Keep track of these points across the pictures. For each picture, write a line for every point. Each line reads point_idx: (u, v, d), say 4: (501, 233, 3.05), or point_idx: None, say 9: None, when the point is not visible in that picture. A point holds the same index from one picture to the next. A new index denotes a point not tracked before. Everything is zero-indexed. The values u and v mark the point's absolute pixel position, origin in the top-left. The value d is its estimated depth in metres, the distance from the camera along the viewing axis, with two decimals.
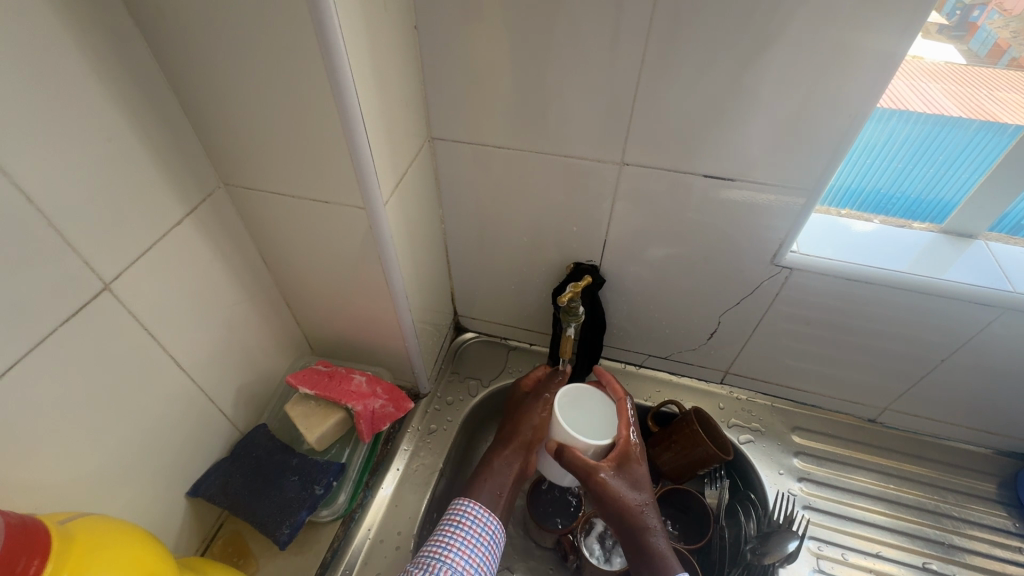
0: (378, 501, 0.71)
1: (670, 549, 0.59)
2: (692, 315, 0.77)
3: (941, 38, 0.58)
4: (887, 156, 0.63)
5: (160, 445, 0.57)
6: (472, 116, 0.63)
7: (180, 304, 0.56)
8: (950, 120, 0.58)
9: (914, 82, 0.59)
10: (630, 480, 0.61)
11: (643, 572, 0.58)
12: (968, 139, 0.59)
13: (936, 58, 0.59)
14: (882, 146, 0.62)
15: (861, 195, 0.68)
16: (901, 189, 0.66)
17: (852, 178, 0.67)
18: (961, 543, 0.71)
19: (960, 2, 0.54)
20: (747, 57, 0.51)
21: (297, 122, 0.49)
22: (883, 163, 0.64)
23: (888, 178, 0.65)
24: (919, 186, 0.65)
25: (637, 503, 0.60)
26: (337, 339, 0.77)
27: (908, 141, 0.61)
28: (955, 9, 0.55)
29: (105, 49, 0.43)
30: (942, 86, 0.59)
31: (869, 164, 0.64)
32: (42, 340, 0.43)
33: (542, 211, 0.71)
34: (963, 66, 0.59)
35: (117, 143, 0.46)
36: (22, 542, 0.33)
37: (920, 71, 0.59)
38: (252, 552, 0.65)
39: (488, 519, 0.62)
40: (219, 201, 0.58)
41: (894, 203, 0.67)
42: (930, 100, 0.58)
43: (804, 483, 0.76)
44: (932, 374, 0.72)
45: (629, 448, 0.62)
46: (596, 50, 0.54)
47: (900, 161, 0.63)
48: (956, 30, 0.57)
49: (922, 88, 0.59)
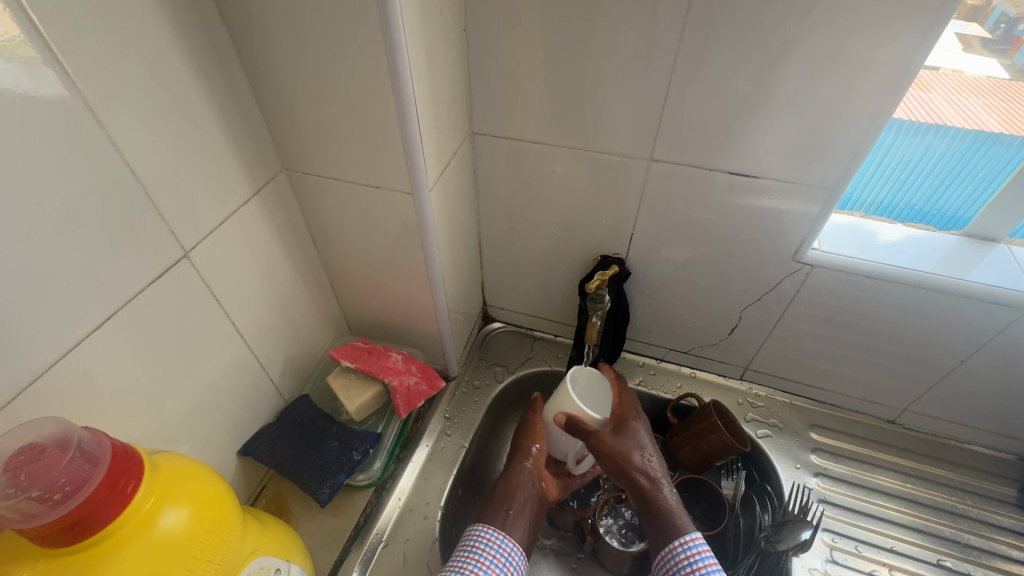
0: (398, 492, 0.74)
1: (680, 507, 0.64)
2: (715, 310, 0.79)
3: (985, 52, 0.59)
4: (923, 172, 0.65)
5: (219, 405, 0.63)
6: (511, 113, 0.67)
7: (241, 275, 0.61)
8: (991, 136, 0.59)
9: (953, 98, 0.61)
10: (632, 439, 0.66)
11: (656, 531, 0.63)
12: (1010, 156, 0.60)
13: (978, 73, 0.60)
14: (919, 162, 0.64)
15: (895, 210, 0.70)
16: (937, 206, 0.68)
17: (885, 194, 0.69)
18: (978, 543, 0.72)
19: (1005, 14, 0.55)
20: (779, 62, 0.53)
21: (354, 111, 0.54)
22: (918, 179, 0.66)
23: (923, 193, 0.68)
24: (956, 203, 0.67)
25: (643, 459, 0.65)
26: (375, 320, 0.82)
27: (946, 155, 0.62)
28: (1000, 22, 0.56)
29: (196, 42, 0.49)
30: (983, 101, 0.61)
31: (904, 179, 0.67)
32: (131, 299, 0.49)
33: (572, 206, 0.74)
34: (1006, 81, 0.60)
35: (201, 127, 0.52)
36: (121, 465, 0.39)
37: (961, 86, 0.61)
38: (292, 512, 0.70)
39: (501, 540, 0.64)
40: (280, 184, 0.64)
41: (928, 218, 0.70)
42: (969, 114, 0.60)
43: (820, 478, 0.78)
44: (951, 376, 0.73)
45: (625, 412, 0.70)
46: (631, 55, 0.58)
47: (936, 177, 0.65)
48: (1000, 44, 0.59)
49: (962, 102, 0.61)
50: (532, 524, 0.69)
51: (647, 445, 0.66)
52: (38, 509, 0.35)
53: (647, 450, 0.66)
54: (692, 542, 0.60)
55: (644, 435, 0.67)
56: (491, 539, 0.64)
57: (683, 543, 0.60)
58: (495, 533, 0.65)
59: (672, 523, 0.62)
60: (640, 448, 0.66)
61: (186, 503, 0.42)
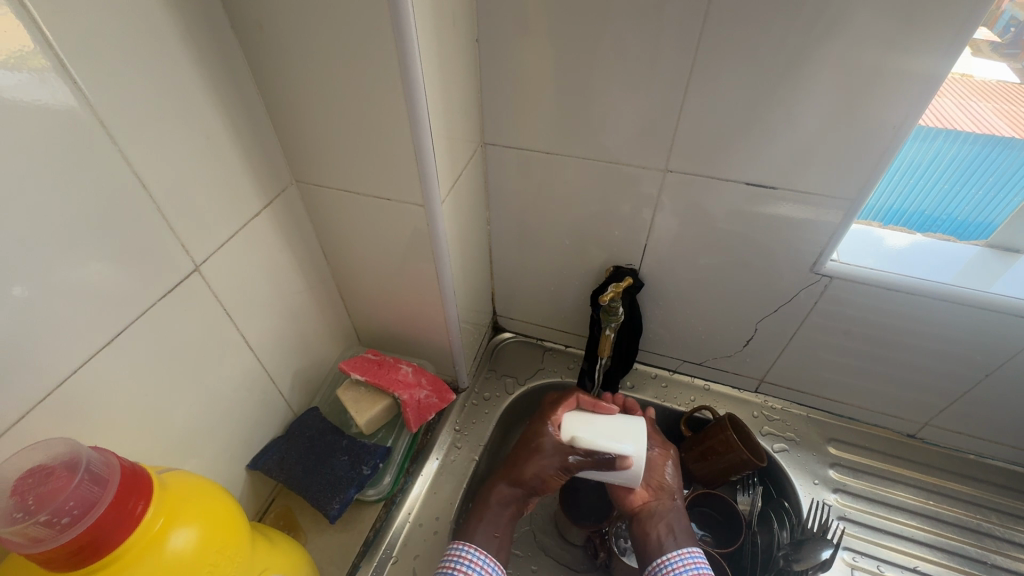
0: (410, 501, 0.73)
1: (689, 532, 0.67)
2: (730, 322, 0.78)
3: (994, 56, 0.58)
4: (933, 177, 0.64)
5: (229, 419, 0.62)
6: (523, 123, 0.66)
7: (252, 287, 0.61)
8: (1001, 141, 0.58)
9: (962, 101, 0.60)
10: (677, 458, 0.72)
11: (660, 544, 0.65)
12: (1020, 161, 0.59)
13: (987, 77, 0.59)
14: (928, 166, 0.63)
15: (905, 215, 0.69)
16: (948, 211, 0.67)
17: (895, 199, 0.68)
18: (1003, 563, 0.70)
19: (1015, 19, 0.53)
20: (796, 71, 0.52)
21: (365, 122, 0.53)
22: (928, 183, 0.65)
23: (934, 198, 0.66)
24: (966, 208, 0.65)
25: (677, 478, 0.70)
26: (385, 331, 0.81)
27: (957, 160, 0.61)
28: (1009, 27, 0.54)
29: (208, 55, 0.49)
30: (994, 105, 0.59)
31: (914, 183, 0.65)
32: (142, 313, 0.49)
33: (584, 216, 0.74)
34: (1014, 84, 0.60)
35: (213, 140, 0.52)
36: (129, 486, 0.38)
37: (970, 89, 0.60)
38: (301, 527, 0.69)
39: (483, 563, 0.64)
40: (291, 195, 0.64)
41: (939, 224, 0.68)
42: (979, 119, 0.58)
43: (839, 494, 0.76)
44: (974, 390, 0.71)
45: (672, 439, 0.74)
46: (647, 64, 0.57)
47: (945, 182, 0.64)
48: (1010, 48, 0.57)
49: (971, 107, 0.59)
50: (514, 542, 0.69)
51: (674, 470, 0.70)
52: (46, 533, 0.34)
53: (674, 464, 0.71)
54: (687, 553, 0.63)
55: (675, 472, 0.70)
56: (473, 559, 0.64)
57: (683, 553, 0.63)
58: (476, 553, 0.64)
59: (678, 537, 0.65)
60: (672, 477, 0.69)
61: (195, 523, 0.41)
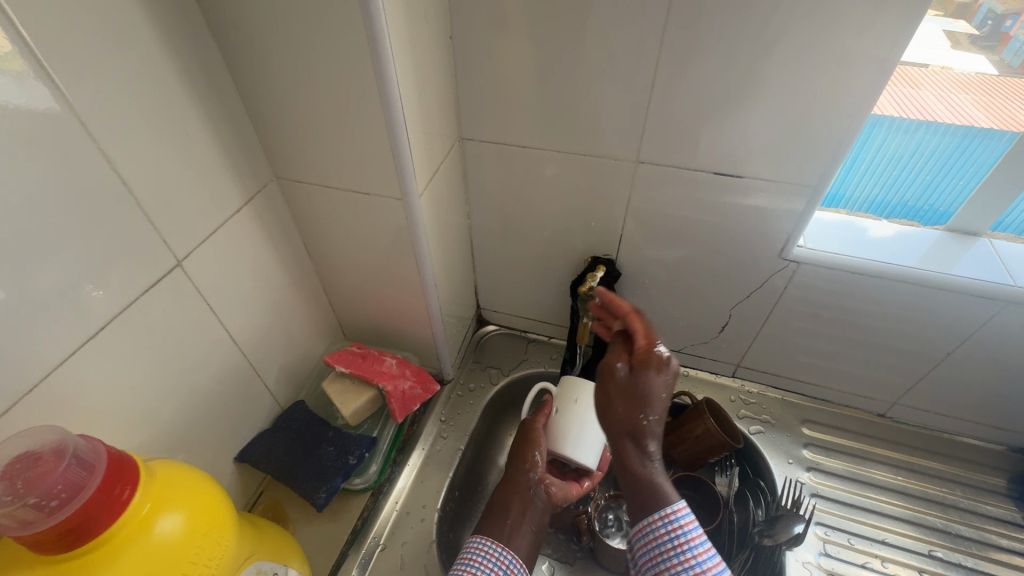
0: (396, 491, 0.75)
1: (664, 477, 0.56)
2: (705, 309, 0.80)
3: (974, 48, 0.61)
4: (915, 168, 0.66)
5: (215, 412, 0.63)
6: (500, 117, 0.68)
7: (235, 282, 0.62)
8: (981, 132, 0.60)
9: (944, 95, 0.62)
10: (643, 399, 0.56)
11: (635, 498, 0.56)
12: (999, 153, 0.61)
13: (966, 69, 0.61)
14: (910, 157, 0.65)
15: (888, 206, 0.71)
16: (929, 202, 0.69)
17: (877, 191, 0.70)
18: (968, 533, 0.73)
19: (990, 11, 0.58)
20: (759, 63, 0.55)
21: (343, 118, 0.55)
22: (910, 175, 0.67)
23: (915, 189, 0.68)
24: (948, 199, 0.68)
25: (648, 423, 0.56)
26: (370, 325, 0.83)
27: (937, 151, 0.63)
28: (987, 18, 0.58)
29: (186, 55, 0.50)
30: (973, 97, 0.62)
31: (896, 175, 0.68)
32: (127, 309, 0.50)
33: (561, 208, 0.75)
34: (995, 77, 0.62)
35: (193, 137, 0.53)
36: (116, 472, 0.39)
37: (950, 82, 0.62)
38: (290, 518, 0.71)
39: (501, 551, 0.61)
40: (272, 192, 0.65)
41: (921, 214, 0.71)
42: (959, 110, 0.61)
43: (812, 472, 0.79)
44: (939, 369, 0.74)
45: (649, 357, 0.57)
46: (616, 58, 0.59)
47: (927, 173, 0.66)
48: (987, 40, 0.60)
49: (952, 99, 0.62)
50: (538, 531, 0.66)
51: (652, 402, 0.56)
52: (35, 515, 0.36)
53: (652, 409, 0.56)
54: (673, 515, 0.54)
55: (656, 385, 0.56)
56: (488, 552, 0.60)
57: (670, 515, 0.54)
58: (493, 545, 0.61)
59: (655, 494, 0.55)
60: (641, 401, 0.56)
61: (181, 509, 0.42)
